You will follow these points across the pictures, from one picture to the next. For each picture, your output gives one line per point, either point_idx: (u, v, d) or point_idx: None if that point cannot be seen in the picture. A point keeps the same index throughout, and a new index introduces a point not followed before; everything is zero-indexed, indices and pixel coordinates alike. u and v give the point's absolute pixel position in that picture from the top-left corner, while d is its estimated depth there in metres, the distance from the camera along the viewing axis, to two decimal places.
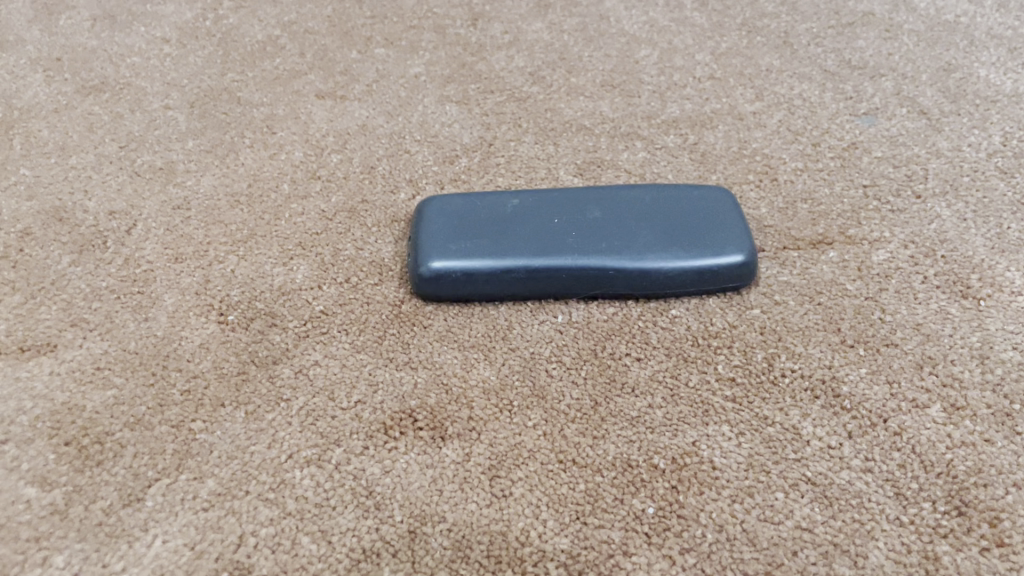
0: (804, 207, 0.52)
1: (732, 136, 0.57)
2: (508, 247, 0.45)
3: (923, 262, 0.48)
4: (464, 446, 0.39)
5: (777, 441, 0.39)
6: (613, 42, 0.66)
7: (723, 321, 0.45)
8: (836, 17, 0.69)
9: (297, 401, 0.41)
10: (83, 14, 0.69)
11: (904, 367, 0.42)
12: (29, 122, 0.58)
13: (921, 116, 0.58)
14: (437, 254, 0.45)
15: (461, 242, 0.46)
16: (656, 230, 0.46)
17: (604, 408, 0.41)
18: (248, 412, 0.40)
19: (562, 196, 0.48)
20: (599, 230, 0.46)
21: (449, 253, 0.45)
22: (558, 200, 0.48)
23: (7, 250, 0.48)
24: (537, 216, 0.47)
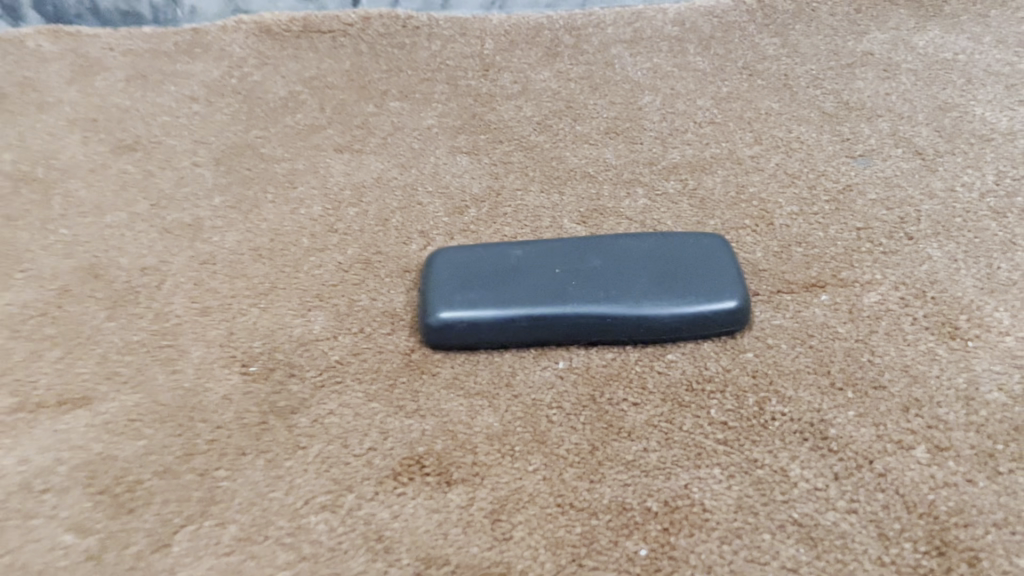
0: (798, 250, 0.54)
1: (731, 181, 0.59)
2: (511, 297, 0.48)
3: (913, 304, 0.50)
4: (468, 491, 0.42)
5: (766, 483, 0.41)
6: (617, 89, 0.69)
7: (717, 365, 0.47)
8: (835, 58, 0.71)
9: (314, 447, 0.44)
10: (118, 75, 0.73)
11: (891, 409, 0.44)
12: (67, 182, 0.62)
13: (916, 157, 0.60)
14: (444, 305, 0.48)
15: (466, 294, 0.48)
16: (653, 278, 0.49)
17: (601, 453, 0.43)
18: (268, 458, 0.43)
19: (563, 247, 0.51)
20: (598, 279, 0.48)
21: (455, 305, 0.48)
22: (559, 250, 0.51)
23: (48, 307, 0.52)
24: (539, 267, 0.50)
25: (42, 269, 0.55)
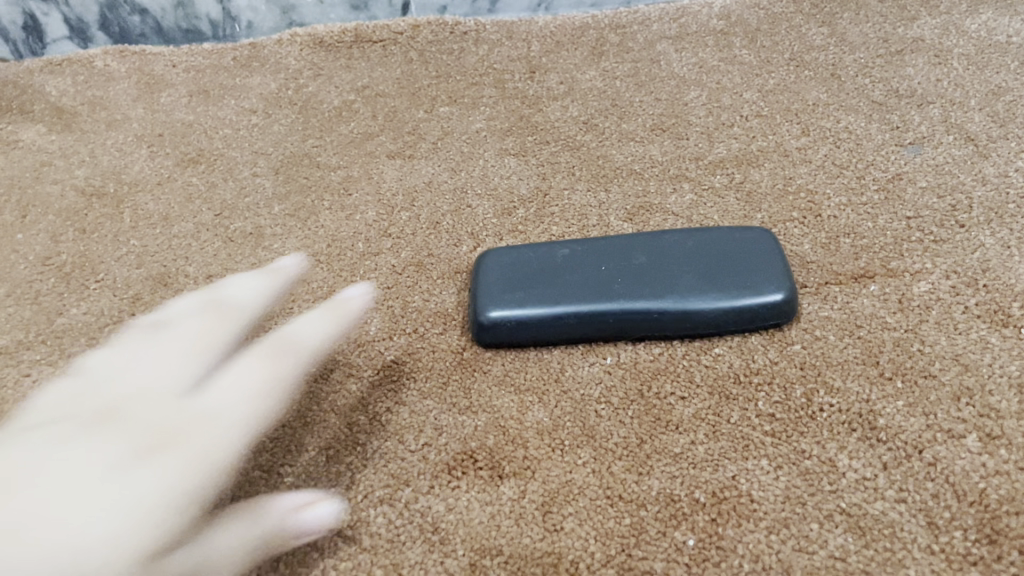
0: (847, 241, 0.54)
1: (778, 173, 0.60)
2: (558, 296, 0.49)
3: (965, 292, 0.49)
4: (520, 484, 0.43)
5: (814, 474, 0.42)
6: (663, 85, 0.69)
7: (765, 358, 0.48)
8: (885, 45, 0.70)
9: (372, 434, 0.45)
10: (180, 90, 0.76)
11: (941, 399, 0.44)
12: (137, 196, 0.65)
13: (968, 143, 0.59)
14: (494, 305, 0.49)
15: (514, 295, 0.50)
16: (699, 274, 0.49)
17: (649, 446, 0.44)
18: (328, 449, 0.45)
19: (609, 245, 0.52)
20: (644, 275, 0.49)
21: (503, 306, 0.49)
22: (606, 248, 0.52)
23: (122, 315, 0.55)
24: (586, 265, 0.51)
25: (115, 279, 0.58)
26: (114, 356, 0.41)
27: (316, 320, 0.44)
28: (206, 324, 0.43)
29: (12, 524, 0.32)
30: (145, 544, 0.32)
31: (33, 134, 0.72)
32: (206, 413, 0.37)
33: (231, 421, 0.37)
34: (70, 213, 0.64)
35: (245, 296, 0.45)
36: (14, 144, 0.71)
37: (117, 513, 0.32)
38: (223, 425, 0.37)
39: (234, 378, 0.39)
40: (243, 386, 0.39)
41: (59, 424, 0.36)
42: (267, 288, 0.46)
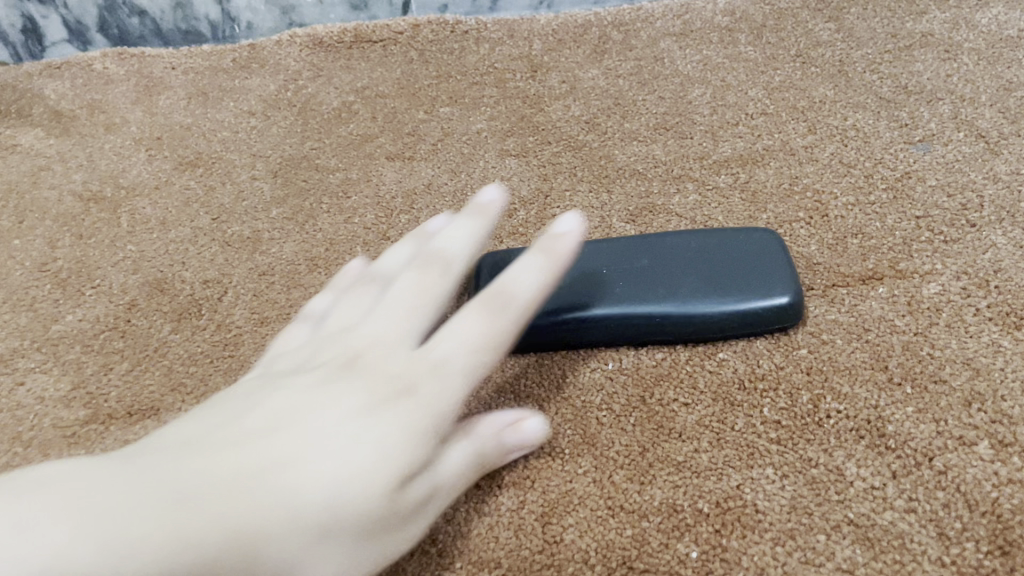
0: (854, 242, 0.53)
1: (784, 173, 0.58)
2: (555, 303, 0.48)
3: (975, 294, 0.48)
4: (519, 494, 0.42)
5: (820, 483, 0.41)
6: (667, 84, 0.68)
7: (770, 363, 0.46)
8: (893, 40, 0.69)
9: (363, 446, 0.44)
10: (179, 92, 0.75)
11: (952, 404, 0.43)
12: (134, 200, 0.64)
13: (979, 140, 0.58)
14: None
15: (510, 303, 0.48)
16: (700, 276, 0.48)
17: (651, 455, 0.43)
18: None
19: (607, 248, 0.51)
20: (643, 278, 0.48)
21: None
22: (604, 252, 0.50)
23: (118, 322, 0.55)
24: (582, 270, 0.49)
25: (111, 285, 0.57)
26: (344, 319, 0.44)
27: (531, 263, 0.42)
28: (428, 271, 0.43)
29: (261, 463, 0.33)
30: (370, 495, 0.34)
31: (32, 139, 0.72)
32: (425, 365, 0.38)
33: (463, 361, 0.39)
34: (67, 218, 0.63)
35: (456, 244, 0.45)
36: (12, 149, 0.71)
37: (347, 462, 0.34)
38: (456, 364, 0.38)
39: (448, 330, 0.39)
40: (463, 333, 0.39)
41: (317, 370, 0.39)
42: (476, 234, 0.46)
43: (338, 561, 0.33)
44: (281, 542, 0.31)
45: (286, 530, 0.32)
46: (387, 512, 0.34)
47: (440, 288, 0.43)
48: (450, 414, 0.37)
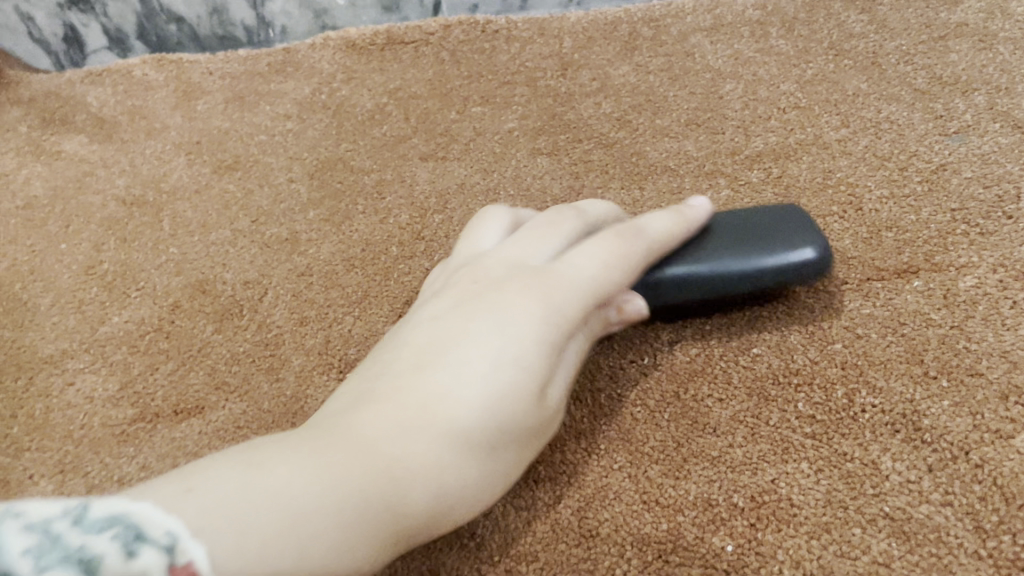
0: (889, 235, 0.52)
1: (817, 167, 0.58)
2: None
3: (1013, 286, 0.48)
4: (555, 488, 0.43)
5: (856, 477, 0.41)
6: (698, 80, 0.68)
7: (804, 358, 0.46)
8: (927, 30, 0.68)
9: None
10: (217, 97, 0.76)
11: (989, 398, 0.43)
12: (175, 204, 0.66)
13: (1015, 131, 0.58)
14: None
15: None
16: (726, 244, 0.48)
17: (686, 450, 0.43)
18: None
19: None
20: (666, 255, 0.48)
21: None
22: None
23: (162, 322, 0.56)
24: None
25: (155, 287, 0.59)
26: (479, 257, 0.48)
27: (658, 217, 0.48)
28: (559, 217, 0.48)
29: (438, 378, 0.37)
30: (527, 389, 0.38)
31: (76, 145, 0.74)
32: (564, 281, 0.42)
33: (583, 275, 0.43)
34: (112, 222, 0.65)
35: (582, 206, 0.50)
36: (58, 156, 0.73)
37: (508, 363, 0.38)
38: (578, 280, 0.42)
39: (585, 257, 0.44)
40: (599, 260, 0.44)
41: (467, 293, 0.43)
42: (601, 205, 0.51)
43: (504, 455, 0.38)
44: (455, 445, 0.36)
45: (466, 437, 0.36)
46: (539, 415, 0.39)
47: (555, 232, 0.47)
48: (578, 320, 0.42)
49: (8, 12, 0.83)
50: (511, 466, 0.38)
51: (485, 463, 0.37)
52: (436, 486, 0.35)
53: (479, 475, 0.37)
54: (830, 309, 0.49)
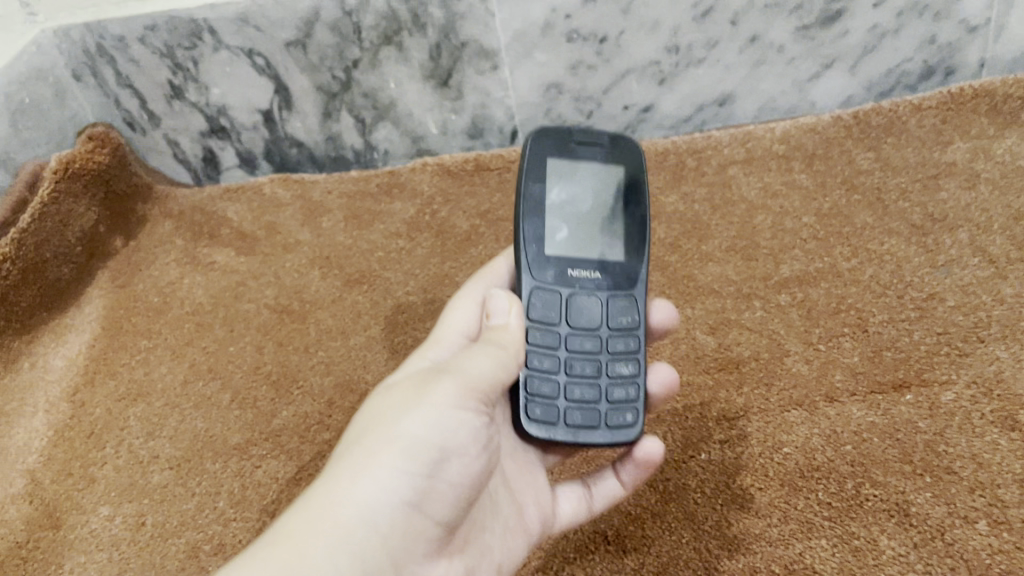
0: (888, 354, 0.68)
1: (833, 293, 0.74)
2: (551, 319, 0.62)
3: (981, 400, 0.63)
4: (639, 557, 0.59)
5: (861, 551, 0.57)
6: (734, 209, 0.84)
7: (824, 456, 0.62)
8: (923, 169, 0.84)
9: (485, 537, 0.55)
10: (337, 215, 0.93)
11: (960, 490, 0.59)
12: (317, 312, 0.83)
13: (990, 266, 0.73)
14: (634, 418, 0.60)
15: (618, 389, 0.61)
16: (565, 186, 0.65)
17: (736, 528, 0.59)
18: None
19: (619, 269, 0.64)
20: (568, 228, 0.64)
21: (614, 410, 0.61)
22: (618, 276, 0.64)
23: (323, 416, 0.73)
24: (597, 296, 0.63)
25: (312, 386, 0.75)
26: None
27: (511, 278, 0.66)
28: None
29: None
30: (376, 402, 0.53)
31: (227, 257, 0.90)
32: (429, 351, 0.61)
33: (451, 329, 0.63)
34: (267, 327, 0.82)
35: None
36: (213, 266, 0.90)
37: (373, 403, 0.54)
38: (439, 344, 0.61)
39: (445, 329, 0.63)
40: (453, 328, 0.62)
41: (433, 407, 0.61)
42: None
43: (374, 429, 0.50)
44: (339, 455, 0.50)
45: (336, 459, 0.49)
46: (388, 401, 0.52)
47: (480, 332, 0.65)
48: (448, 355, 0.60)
49: (158, 139, 1.00)
50: (389, 421, 0.50)
51: (356, 456, 0.48)
52: (334, 470, 0.48)
53: (355, 466, 0.48)
54: (843, 416, 0.64)
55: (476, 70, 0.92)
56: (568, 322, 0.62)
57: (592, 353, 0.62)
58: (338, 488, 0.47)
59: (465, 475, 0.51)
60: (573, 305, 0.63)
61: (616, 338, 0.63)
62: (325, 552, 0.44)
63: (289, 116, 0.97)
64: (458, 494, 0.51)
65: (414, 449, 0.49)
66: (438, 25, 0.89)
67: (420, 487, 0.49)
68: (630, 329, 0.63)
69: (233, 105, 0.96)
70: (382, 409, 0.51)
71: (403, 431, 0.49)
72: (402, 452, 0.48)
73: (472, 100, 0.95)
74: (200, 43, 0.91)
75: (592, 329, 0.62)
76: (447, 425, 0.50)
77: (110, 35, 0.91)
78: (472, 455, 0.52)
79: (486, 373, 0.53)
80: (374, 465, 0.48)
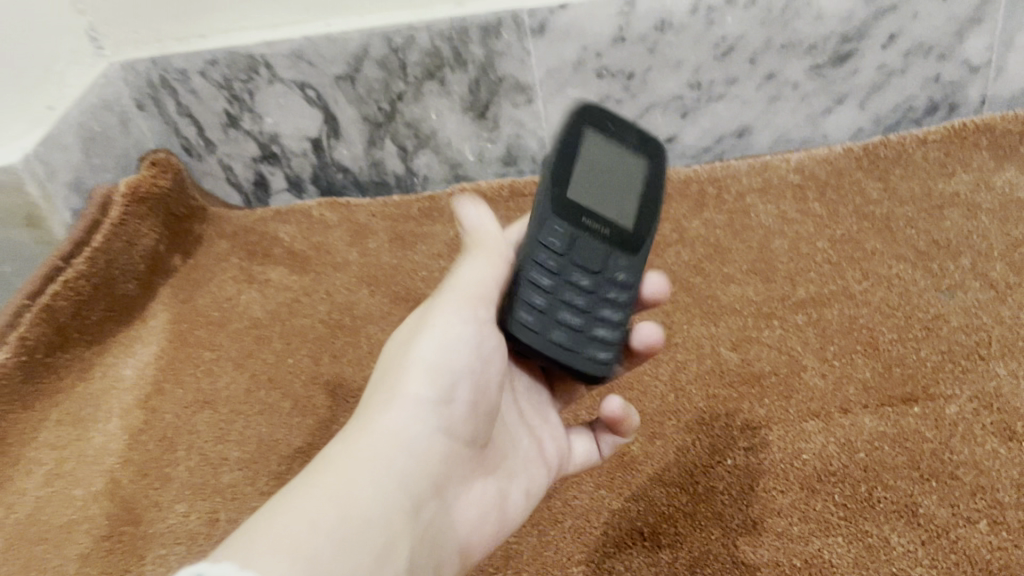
0: (897, 370, 0.74)
1: (846, 313, 0.80)
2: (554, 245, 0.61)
3: (983, 412, 0.70)
4: (673, 552, 0.65)
5: (874, 547, 0.63)
6: (752, 235, 0.91)
7: (839, 462, 0.68)
8: (929, 199, 0.91)
9: (511, 467, 0.62)
10: (382, 237, 1.00)
11: (963, 494, 0.65)
12: (369, 327, 0.90)
13: (991, 289, 0.80)
14: (608, 358, 0.61)
15: (603, 329, 0.61)
16: (596, 144, 0.63)
17: (760, 526, 0.65)
18: (502, 503, 0.60)
19: (626, 232, 0.63)
20: (584, 180, 0.63)
21: (596, 347, 0.61)
22: (624, 238, 0.63)
23: None
24: (600, 249, 0.62)
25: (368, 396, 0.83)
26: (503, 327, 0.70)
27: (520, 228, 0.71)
28: None
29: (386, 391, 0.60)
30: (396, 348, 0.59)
31: (280, 275, 0.97)
32: None
33: None
34: (321, 340, 0.89)
35: None
36: (268, 284, 0.96)
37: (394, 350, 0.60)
38: None
39: None
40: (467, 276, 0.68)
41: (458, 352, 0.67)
42: None
43: (395, 369, 0.56)
44: (368, 397, 0.56)
45: (367, 398, 0.55)
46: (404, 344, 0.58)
47: None
48: None
49: (213, 164, 1.07)
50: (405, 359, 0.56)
51: (382, 391, 0.54)
52: (365, 409, 0.54)
53: (382, 401, 0.54)
54: (856, 427, 0.71)
55: (512, 103, 0.99)
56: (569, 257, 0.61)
57: (585, 290, 0.62)
58: (370, 421, 0.53)
59: (479, 392, 0.57)
60: (574, 242, 0.62)
61: (612, 289, 0.62)
62: (365, 472, 0.49)
63: (337, 143, 1.04)
64: (476, 413, 0.57)
65: (430, 374, 0.55)
66: (478, 62, 0.96)
67: (440, 407, 0.55)
68: (627, 287, 0.63)
69: (284, 133, 1.04)
70: (400, 350, 0.57)
71: (417, 358, 0.55)
72: (420, 379, 0.54)
73: (508, 130, 1.02)
74: (256, 77, 0.98)
75: (589, 270, 0.62)
76: (454, 346, 0.56)
77: (173, 69, 0.98)
78: (482, 372, 0.57)
79: (478, 280, 0.58)
80: (397, 396, 0.54)
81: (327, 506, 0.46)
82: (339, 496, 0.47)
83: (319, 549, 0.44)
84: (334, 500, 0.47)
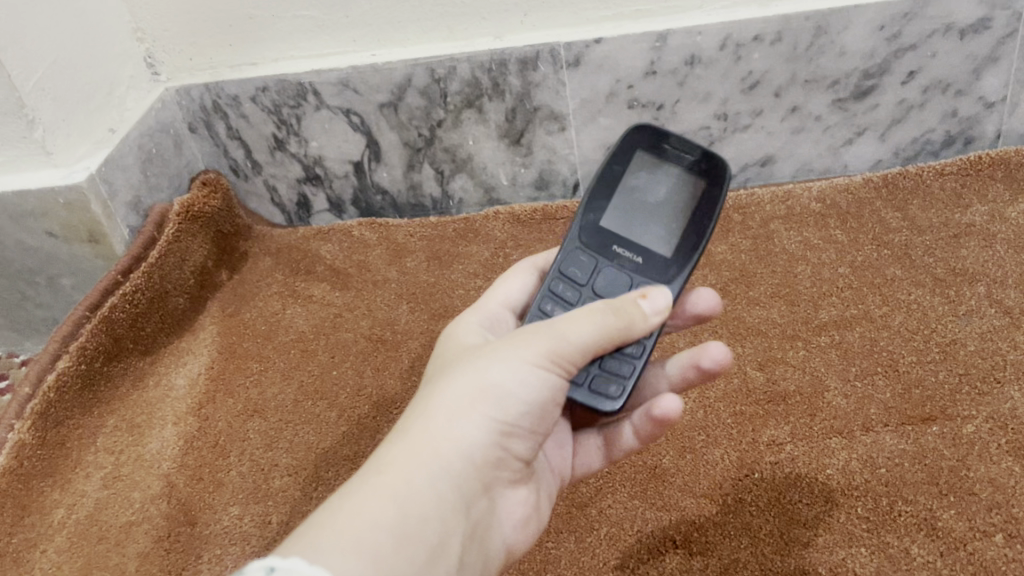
0: (916, 391, 0.78)
1: (867, 336, 0.84)
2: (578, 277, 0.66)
3: (998, 432, 0.74)
4: (704, 558, 0.69)
5: (895, 557, 0.66)
6: (776, 259, 0.95)
7: (862, 478, 0.72)
8: (946, 228, 0.95)
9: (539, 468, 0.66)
10: (420, 256, 1.05)
11: (979, 509, 0.68)
12: (409, 342, 0.94)
13: (1006, 315, 0.84)
14: (616, 393, 0.61)
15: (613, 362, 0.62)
16: (643, 174, 0.69)
17: (787, 536, 0.69)
18: (536, 506, 0.64)
19: (659, 263, 0.66)
20: (622, 207, 0.69)
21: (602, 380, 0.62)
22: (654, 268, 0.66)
23: None
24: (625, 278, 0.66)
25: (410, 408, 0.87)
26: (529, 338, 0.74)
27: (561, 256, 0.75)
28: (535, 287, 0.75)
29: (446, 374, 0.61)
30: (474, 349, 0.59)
31: (323, 291, 1.02)
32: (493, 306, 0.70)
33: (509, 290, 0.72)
34: (364, 354, 0.93)
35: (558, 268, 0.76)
36: (312, 299, 1.01)
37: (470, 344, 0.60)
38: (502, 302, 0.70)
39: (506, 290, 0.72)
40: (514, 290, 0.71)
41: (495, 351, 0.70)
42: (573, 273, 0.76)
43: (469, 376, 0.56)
44: (434, 391, 0.56)
45: (432, 392, 0.56)
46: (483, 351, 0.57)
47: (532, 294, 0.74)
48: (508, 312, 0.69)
49: (259, 184, 1.12)
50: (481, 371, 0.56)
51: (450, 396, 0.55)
52: (432, 407, 0.55)
53: (449, 409, 0.54)
54: (877, 444, 0.75)
55: (546, 131, 1.04)
56: (593, 285, 0.66)
57: None
58: (435, 427, 0.54)
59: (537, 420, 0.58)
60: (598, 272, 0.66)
61: None
62: (427, 480, 0.52)
63: (377, 167, 1.09)
64: (533, 432, 0.59)
65: (501, 400, 0.55)
66: (515, 92, 1.01)
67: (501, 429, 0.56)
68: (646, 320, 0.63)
69: (328, 156, 1.09)
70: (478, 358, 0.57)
71: (497, 380, 0.55)
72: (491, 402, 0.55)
73: (541, 156, 1.07)
74: (304, 103, 1.03)
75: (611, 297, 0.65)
76: (531, 381, 0.56)
77: (226, 95, 1.04)
78: (547, 404, 0.58)
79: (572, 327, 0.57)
80: (468, 410, 0.55)
81: (386, 509, 0.49)
82: (398, 500, 0.50)
83: (379, 550, 0.47)
84: (396, 504, 0.50)
